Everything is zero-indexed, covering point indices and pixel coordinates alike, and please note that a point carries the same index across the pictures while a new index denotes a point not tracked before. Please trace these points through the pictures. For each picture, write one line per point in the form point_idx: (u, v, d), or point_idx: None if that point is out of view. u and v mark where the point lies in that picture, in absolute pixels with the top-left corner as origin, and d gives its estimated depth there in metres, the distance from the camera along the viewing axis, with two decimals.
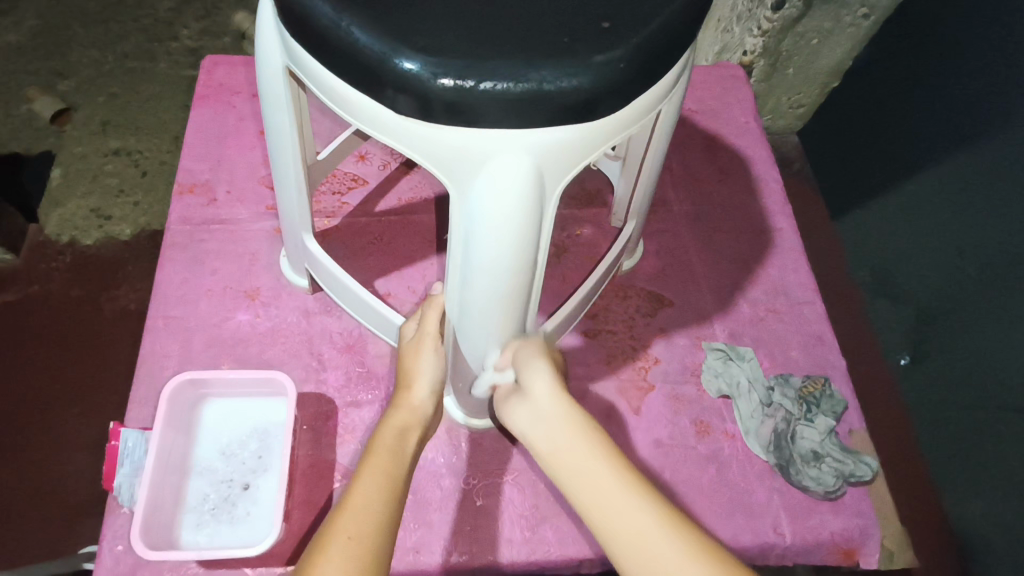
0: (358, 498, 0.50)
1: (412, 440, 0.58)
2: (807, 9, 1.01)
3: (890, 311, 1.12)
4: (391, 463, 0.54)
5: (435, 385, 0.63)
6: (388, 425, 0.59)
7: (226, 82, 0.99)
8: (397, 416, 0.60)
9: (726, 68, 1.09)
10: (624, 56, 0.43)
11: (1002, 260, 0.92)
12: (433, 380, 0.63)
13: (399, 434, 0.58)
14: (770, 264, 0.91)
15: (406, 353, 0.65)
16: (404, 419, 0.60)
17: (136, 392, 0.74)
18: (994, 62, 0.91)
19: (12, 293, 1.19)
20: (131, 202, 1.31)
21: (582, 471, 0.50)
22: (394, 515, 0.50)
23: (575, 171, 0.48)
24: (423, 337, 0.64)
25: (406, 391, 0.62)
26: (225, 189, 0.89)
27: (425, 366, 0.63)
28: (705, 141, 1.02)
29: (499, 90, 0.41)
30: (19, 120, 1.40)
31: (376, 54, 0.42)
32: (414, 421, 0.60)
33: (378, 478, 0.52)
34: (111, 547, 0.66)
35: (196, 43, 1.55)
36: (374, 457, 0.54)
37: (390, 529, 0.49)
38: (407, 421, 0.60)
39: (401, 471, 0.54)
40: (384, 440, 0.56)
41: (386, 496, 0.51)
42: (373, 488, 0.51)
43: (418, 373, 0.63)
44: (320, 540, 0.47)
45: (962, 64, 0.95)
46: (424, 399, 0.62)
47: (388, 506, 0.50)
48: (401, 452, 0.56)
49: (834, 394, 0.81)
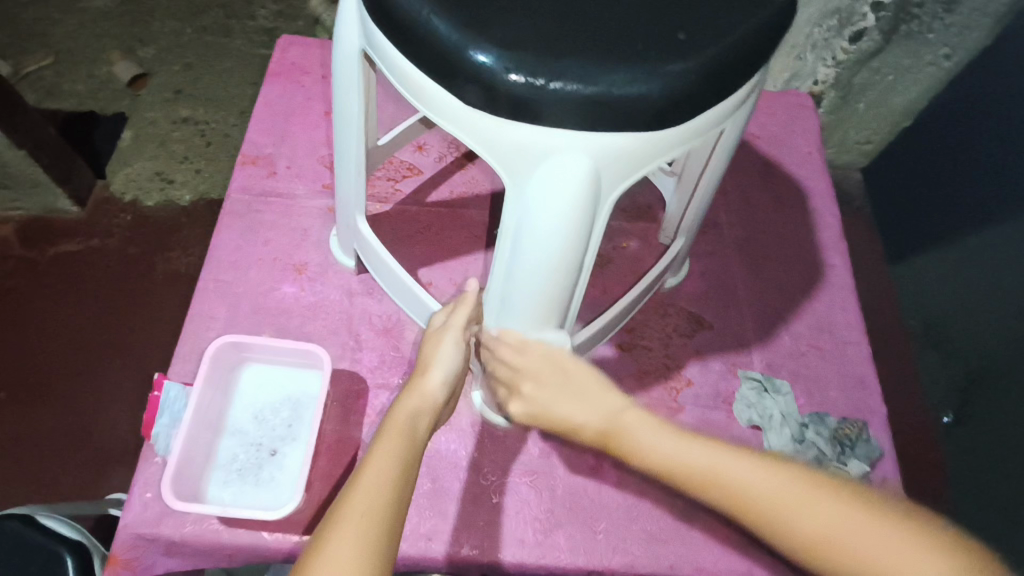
0: (370, 476, 0.50)
1: (424, 422, 0.58)
2: (885, 44, 1.01)
3: (938, 363, 1.09)
4: (401, 443, 0.54)
5: (449, 375, 0.63)
6: (400, 408, 0.58)
7: (298, 62, 1.02)
8: (410, 399, 0.60)
9: (793, 96, 1.08)
10: (695, 69, 0.43)
11: None
12: (450, 369, 0.63)
13: (410, 418, 0.57)
14: (817, 299, 0.89)
15: (430, 339, 0.65)
16: (415, 401, 0.59)
17: (180, 348, 0.77)
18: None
19: (75, 243, 1.26)
20: (194, 169, 1.37)
21: (658, 437, 0.57)
22: (404, 495, 0.50)
23: (631, 179, 0.48)
24: (447, 328, 0.64)
25: (421, 376, 0.62)
26: (285, 164, 0.92)
27: (443, 355, 0.63)
28: (764, 168, 1.00)
29: (567, 90, 0.42)
30: (100, 80, 1.47)
31: (451, 44, 0.43)
32: (426, 407, 0.60)
33: (391, 458, 0.52)
34: (140, 493, 0.69)
35: (272, 24, 1.60)
36: (386, 436, 0.54)
37: (399, 509, 0.49)
38: (419, 406, 0.59)
39: (413, 452, 0.54)
40: (397, 421, 0.57)
41: (396, 476, 0.51)
42: (385, 468, 0.51)
43: (435, 362, 0.63)
44: (333, 514, 0.48)
45: None
46: (437, 387, 0.61)
47: (398, 487, 0.50)
48: (412, 436, 0.56)
49: (870, 440, 0.79)
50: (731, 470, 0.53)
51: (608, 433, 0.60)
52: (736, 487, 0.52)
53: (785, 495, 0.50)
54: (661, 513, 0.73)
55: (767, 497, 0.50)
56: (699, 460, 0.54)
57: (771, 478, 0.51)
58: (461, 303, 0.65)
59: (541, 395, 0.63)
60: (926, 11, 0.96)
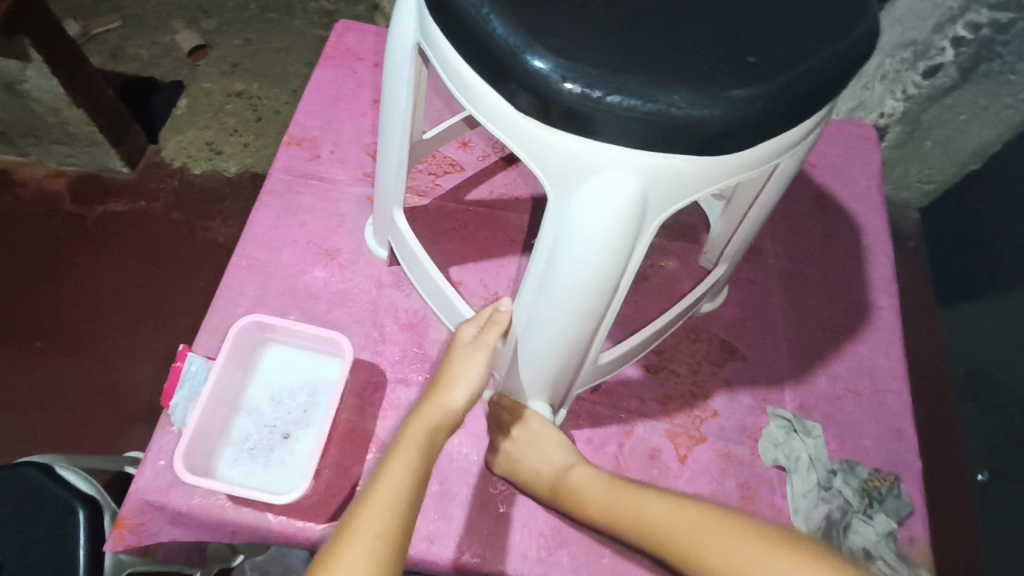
0: (384, 497, 0.51)
1: (439, 439, 0.60)
2: (961, 82, 0.95)
3: (981, 420, 1.03)
4: (420, 462, 0.55)
5: (473, 393, 0.63)
6: (421, 420, 0.59)
7: (353, 48, 1.02)
8: (430, 412, 0.60)
9: (855, 127, 1.03)
10: (763, 96, 0.41)
11: None
12: (473, 387, 0.63)
13: (430, 434, 0.58)
14: (860, 342, 0.85)
15: (459, 352, 0.64)
16: (433, 419, 0.60)
17: (208, 321, 0.77)
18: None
19: (122, 204, 1.28)
20: (242, 143, 1.38)
21: (598, 487, 0.63)
22: (412, 518, 0.52)
23: (679, 204, 0.46)
24: (478, 344, 0.63)
25: (445, 390, 0.62)
26: (329, 148, 0.92)
27: (471, 373, 0.62)
28: (817, 199, 0.96)
29: (624, 106, 0.40)
30: (163, 48, 1.50)
31: (507, 46, 0.41)
32: (445, 423, 0.61)
33: (405, 481, 0.53)
34: (154, 460, 0.69)
35: (333, 7, 1.61)
36: (400, 455, 0.55)
37: (407, 532, 0.50)
38: (438, 421, 0.60)
39: (424, 475, 0.55)
40: (413, 438, 0.57)
41: (408, 499, 0.52)
42: (399, 490, 0.52)
43: (461, 377, 0.63)
44: (346, 533, 0.49)
45: None
46: (458, 403, 0.62)
47: (408, 510, 0.51)
48: (429, 453, 0.57)
49: (900, 496, 0.75)
50: (640, 509, 0.58)
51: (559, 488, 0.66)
52: (640, 519, 0.57)
53: (680, 530, 0.54)
54: None
55: (662, 530, 0.55)
56: (619, 505, 0.60)
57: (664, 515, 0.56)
58: (491, 321, 0.63)
59: (520, 454, 0.68)
60: (1010, 50, 0.88)
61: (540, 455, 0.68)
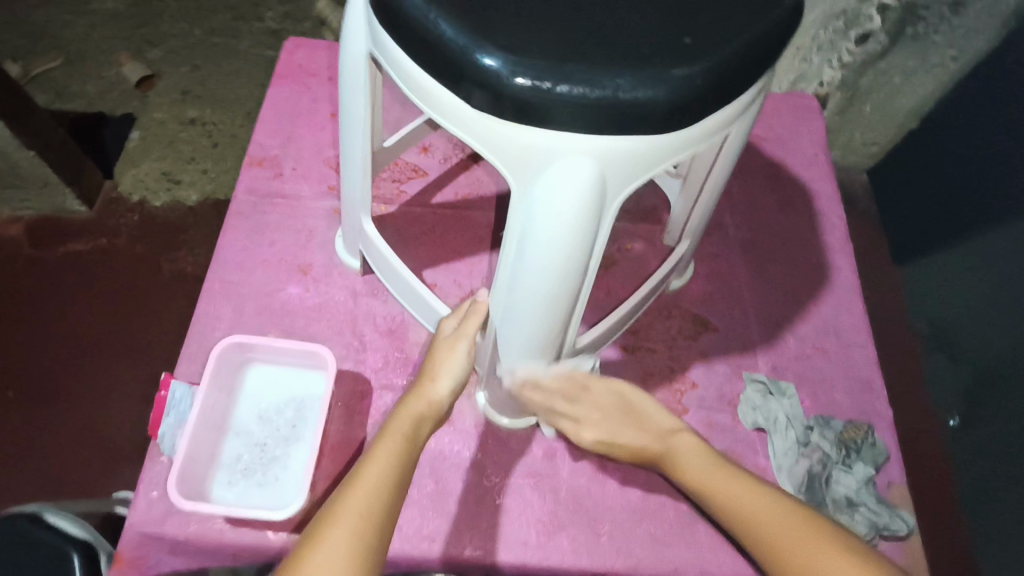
0: (369, 480, 0.53)
1: (425, 429, 0.61)
2: (891, 45, 1.00)
3: (943, 366, 1.09)
4: (402, 449, 0.57)
5: (457, 385, 0.64)
6: (405, 411, 0.61)
7: (305, 64, 1.02)
8: (413, 403, 0.62)
9: (800, 98, 1.07)
10: (702, 73, 0.43)
11: None
12: (457, 378, 0.64)
13: (414, 424, 0.60)
14: (823, 302, 0.89)
15: (441, 345, 0.65)
16: (420, 409, 0.61)
17: (187, 349, 0.77)
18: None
19: (83, 243, 1.27)
20: (200, 170, 1.37)
21: (702, 459, 0.64)
22: (396, 501, 0.54)
23: (637, 183, 0.48)
24: (459, 336, 0.65)
25: (428, 382, 0.64)
26: (291, 166, 0.92)
27: (454, 364, 0.64)
28: (769, 170, 1.00)
29: (574, 94, 0.42)
30: (109, 82, 1.48)
31: (457, 46, 0.43)
32: (429, 414, 0.62)
33: (389, 466, 0.55)
34: (146, 492, 0.69)
35: (279, 25, 1.60)
36: (386, 441, 0.57)
37: (390, 513, 0.52)
38: (422, 412, 0.62)
39: (410, 461, 0.57)
40: (399, 427, 0.59)
41: (393, 483, 0.54)
42: (383, 474, 0.54)
43: (445, 369, 0.64)
44: (332, 512, 0.51)
45: None
46: (443, 395, 0.64)
47: (391, 493, 0.53)
48: (413, 441, 0.59)
49: (876, 444, 0.78)
50: (745, 501, 0.58)
51: (664, 451, 0.67)
52: (747, 510, 0.58)
53: (776, 524, 0.55)
54: (664, 516, 0.73)
55: (759, 518, 0.56)
56: (724, 485, 0.60)
57: (784, 515, 0.55)
58: (471, 313, 0.65)
59: (607, 423, 0.70)
60: (932, 13, 0.95)
61: (625, 421, 0.70)
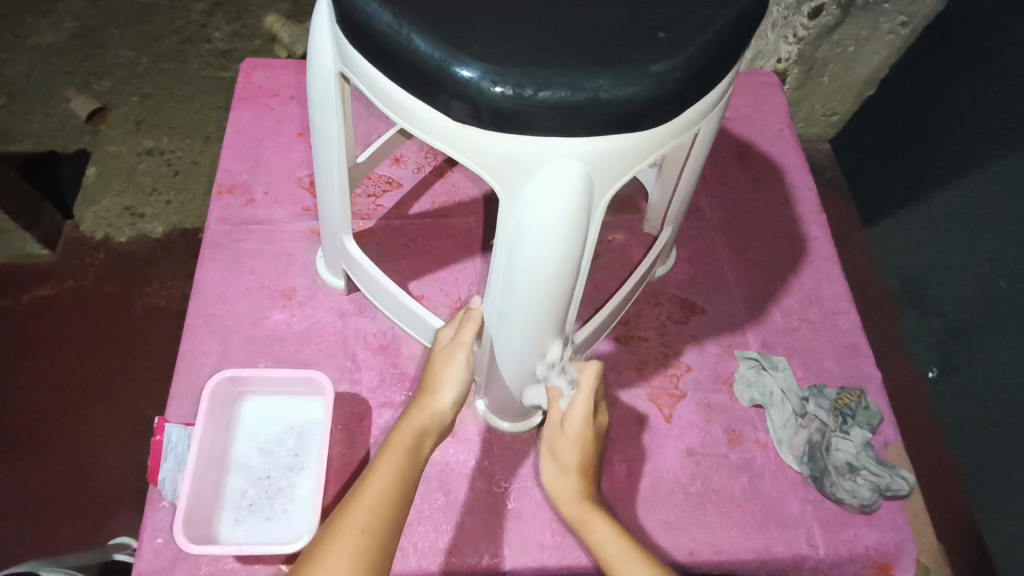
0: (371, 495, 0.53)
1: (427, 443, 0.61)
2: (844, 16, 1.02)
3: (919, 321, 1.12)
4: (406, 464, 0.57)
5: (460, 395, 0.64)
6: (407, 424, 0.61)
7: (265, 85, 1.00)
8: (416, 417, 0.62)
9: (760, 75, 1.09)
10: (679, 66, 0.43)
11: None
12: (459, 388, 0.64)
13: (417, 438, 0.60)
14: (804, 273, 0.91)
15: (439, 355, 0.65)
16: (422, 422, 0.61)
17: (176, 388, 0.75)
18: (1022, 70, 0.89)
19: (49, 287, 1.23)
20: (164, 201, 1.34)
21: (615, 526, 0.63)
22: (400, 516, 0.54)
23: (622, 180, 0.48)
24: (457, 345, 0.64)
25: (431, 395, 0.63)
26: (262, 190, 0.90)
27: (455, 374, 0.64)
28: (738, 149, 1.02)
29: (556, 98, 0.42)
30: (58, 119, 1.43)
31: (433, 61, 0.42)
32: (431, 426, 0.62)
33: (393, 480, 0.55)
34: (151, 539, 0.67)
35: (228, 45, 1.56)
36: (390, 455, 0.57)
37: (392, 528, 0.53)
38: (425, 425, 0.61)
39: (412, 475, 0.57)
40: (402, 440, 0.59)
41: (395, 498, 0.54)
42: (387, 487, 0.54)
43: (447, 380, 0.64)
44: (334, 528, 0.51)
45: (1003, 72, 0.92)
46: (446, 406, 0.64)
47: (393, 510, 0.53)
48: (416, 455, 0.59)
49: (869, 407, 0.80)
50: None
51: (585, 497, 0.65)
52: None
53: None
54: (675, 500, 0.74)
55: None
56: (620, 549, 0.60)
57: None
58: (466, 320, 0.64)
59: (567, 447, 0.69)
60: None
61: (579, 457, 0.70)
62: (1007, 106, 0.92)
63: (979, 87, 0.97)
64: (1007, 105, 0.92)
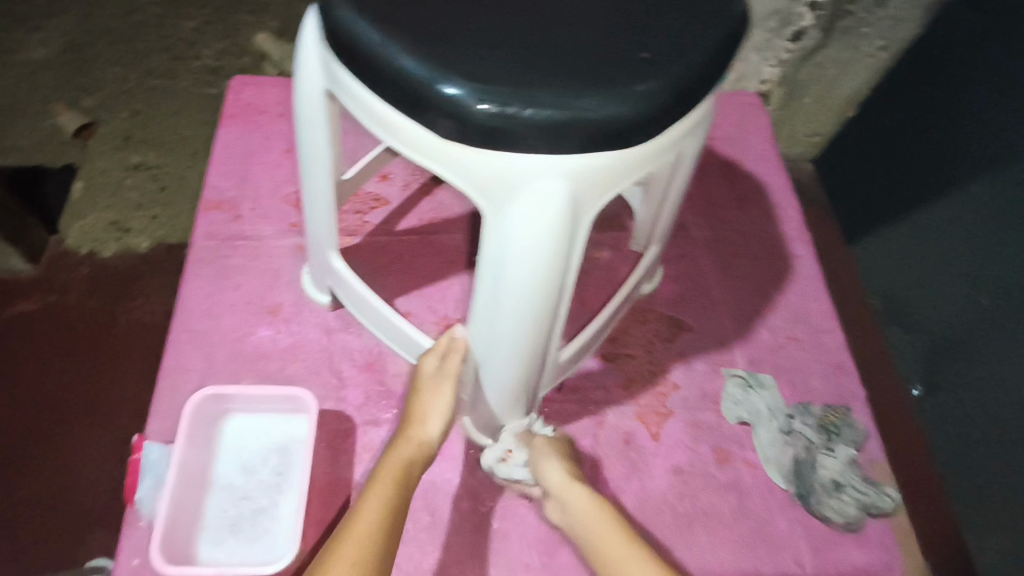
0: (362, 526, 0.54)
1: (417, 471, 0.62)
2: (825, 40, 1.06)
3: (902, 337, 1.12)
4: (395, 492, 0.58)
5: (447, 422, 0.65)
6: (397, 453, 0.62)
7: (253, 101, 1.00)
8: (404, 446, 0.62)
9: (745, 97, 1.10)
10: (663, 87, 0.44)
11: (1013, 291, 0.90)
12: (445, 417, 0.64)
13: (406, 467, 0.61)
14: (788, 291, 0.92)
15: (425, 385, 0.65)
16: (411, 452, 0.62)
17: (158, 406, 0.74)
18: (1010, 90, 0.89)
19: (31, 303, 1.21)
20: (150, 216, 1.33)
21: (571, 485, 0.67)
22: (390, 544, 0.55)
23: (607, 198, 0.49)
24: (443, 375, 0.64)
25: (419, 424, 0.64)
26: (249, 206, 0.90)
27: (441, 404, 0.64)
28: (723, 168, 1.03)
29: (541, 117, 0.42)
30: (45, 133, 1.43)
31: (420, 79, 0.43)
32: (421, 454, 0.63)
33: (382, 509, 0.56)
34: (128, 561, 0.65)
35: (219, 62, 1.57)
36: (379, 485, 0.58)
37: (383, 560, 0.54)
38: (413, 454, 0.62)
39: (402, 504, 0.58)
40: (392, 469, 0.60)
41: (386, 528, 0.55)
42: (376, 517, 0.55)
43: (433, 408, 0.64)
44: (324, 562, 0.52)
45: (982, 93, 0.94)
46: (433, 434, 0.64)
47: (384, 540, 0.54)
48: (405, 483, 0.59)
49: (854, 425, 0.81)
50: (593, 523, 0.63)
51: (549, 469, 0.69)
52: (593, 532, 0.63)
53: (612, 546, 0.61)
54: (662, 519, 0.74)
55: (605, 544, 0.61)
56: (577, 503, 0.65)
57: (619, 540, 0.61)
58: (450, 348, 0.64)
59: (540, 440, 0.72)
60: (860, 7, 1.01)
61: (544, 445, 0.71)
62: (983, 125, 0.94)
63: (962, 106, 0.98)
64: (982, 125, 0.95)
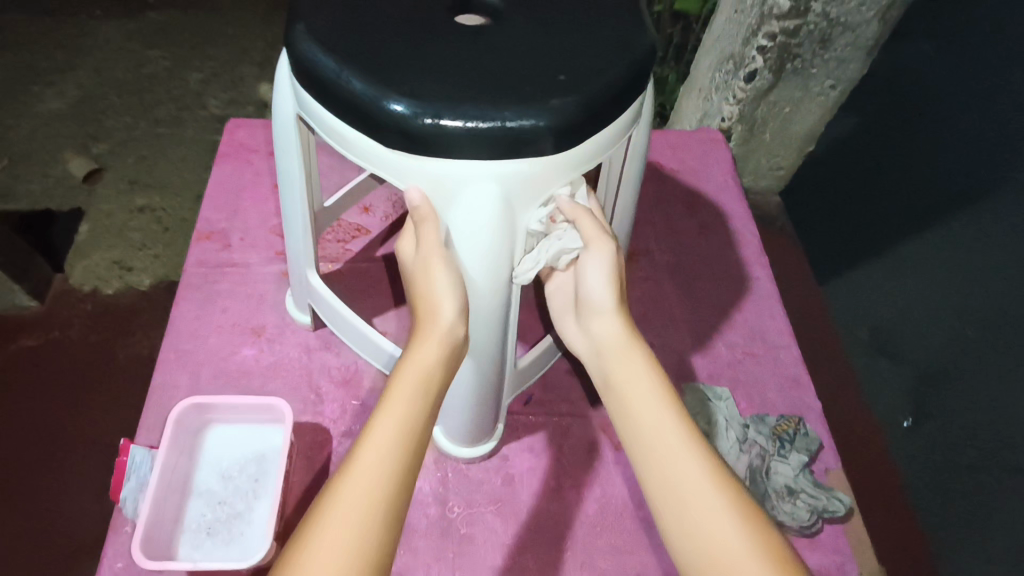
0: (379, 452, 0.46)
1: (435, 375, 0.52)
2: (776, 80, 1.13)
3: (888, 369, 1.18)
4: (412, 411, 0.49)
5: (460, 302, 0.55)
6: (411, 359, 0.52)
7: (246, 142, 1.08)
8: (417, 349, 0.53)
9: (708, 133, 1.18)
10: (578, 103, 0.51)
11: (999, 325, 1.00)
12: (456, 296, 0.54)
13: (421, 373, 0.51)
14: (745, 309, 0.97)
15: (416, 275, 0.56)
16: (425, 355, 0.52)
17: (145, 420, 0.79)
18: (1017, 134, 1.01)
19: (34, 338, 1.27)
20: (151, 255, 1.40)
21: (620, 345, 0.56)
22: (414, 471, 0.47)
23: (539, 203, 0.55)
24: (426, 255, 0.55)
25: (429, 319, 0.54)
26: (239, 237, 0.97)
27: (440, 288, 0.54)
28: (686, 197, 1.10)
29: (470, 127, 0.49)
30: (56, 178, 1.52)
31: (367, 97, 0.50)
32: (438, 352, 0.53)
33: (401, 430, 0.48)
34: (110, 564, 0.69)
35: (223, 111, 1.67)
36: (392, 404, 0.49)
37: (408, 488, 0.46)
38: (427, 354, 0.52)
39: (424, 424, 0.49)
40: (405, 382, 0.50)
41: (407, 453, 0.47)
42: (396, 441, 0.47)
43: (437, 297, 0.55)
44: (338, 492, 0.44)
45: (995, 138, 1.05)
46: (449, 323, 0.54)
47: (407, 469, 0.46)
48: (424, 397, 0.50)
49: (807, 433, 0.84)
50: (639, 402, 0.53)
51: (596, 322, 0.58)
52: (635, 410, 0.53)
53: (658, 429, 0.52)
54: (623, 526, 0.77)
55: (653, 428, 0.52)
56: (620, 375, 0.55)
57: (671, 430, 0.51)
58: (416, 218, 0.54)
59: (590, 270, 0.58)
60: (806, 50, 1.08)
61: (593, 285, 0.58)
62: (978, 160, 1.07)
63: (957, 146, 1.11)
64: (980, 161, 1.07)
